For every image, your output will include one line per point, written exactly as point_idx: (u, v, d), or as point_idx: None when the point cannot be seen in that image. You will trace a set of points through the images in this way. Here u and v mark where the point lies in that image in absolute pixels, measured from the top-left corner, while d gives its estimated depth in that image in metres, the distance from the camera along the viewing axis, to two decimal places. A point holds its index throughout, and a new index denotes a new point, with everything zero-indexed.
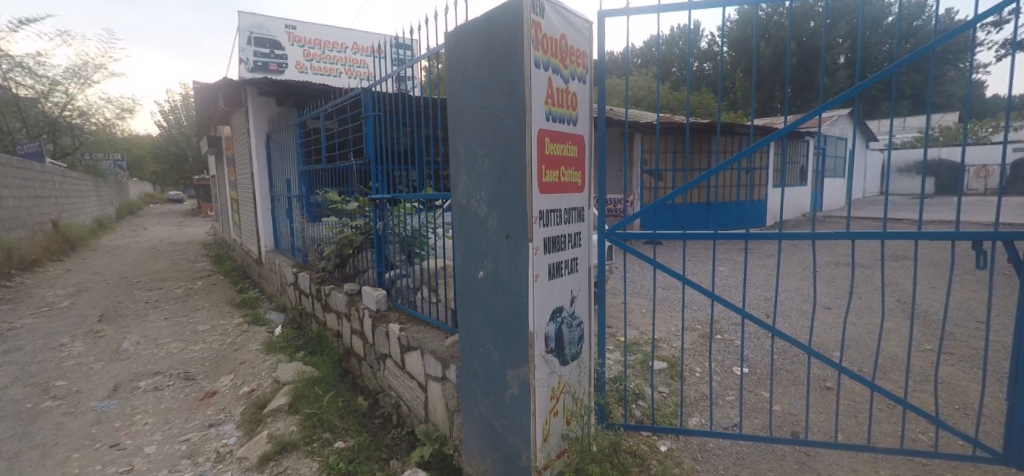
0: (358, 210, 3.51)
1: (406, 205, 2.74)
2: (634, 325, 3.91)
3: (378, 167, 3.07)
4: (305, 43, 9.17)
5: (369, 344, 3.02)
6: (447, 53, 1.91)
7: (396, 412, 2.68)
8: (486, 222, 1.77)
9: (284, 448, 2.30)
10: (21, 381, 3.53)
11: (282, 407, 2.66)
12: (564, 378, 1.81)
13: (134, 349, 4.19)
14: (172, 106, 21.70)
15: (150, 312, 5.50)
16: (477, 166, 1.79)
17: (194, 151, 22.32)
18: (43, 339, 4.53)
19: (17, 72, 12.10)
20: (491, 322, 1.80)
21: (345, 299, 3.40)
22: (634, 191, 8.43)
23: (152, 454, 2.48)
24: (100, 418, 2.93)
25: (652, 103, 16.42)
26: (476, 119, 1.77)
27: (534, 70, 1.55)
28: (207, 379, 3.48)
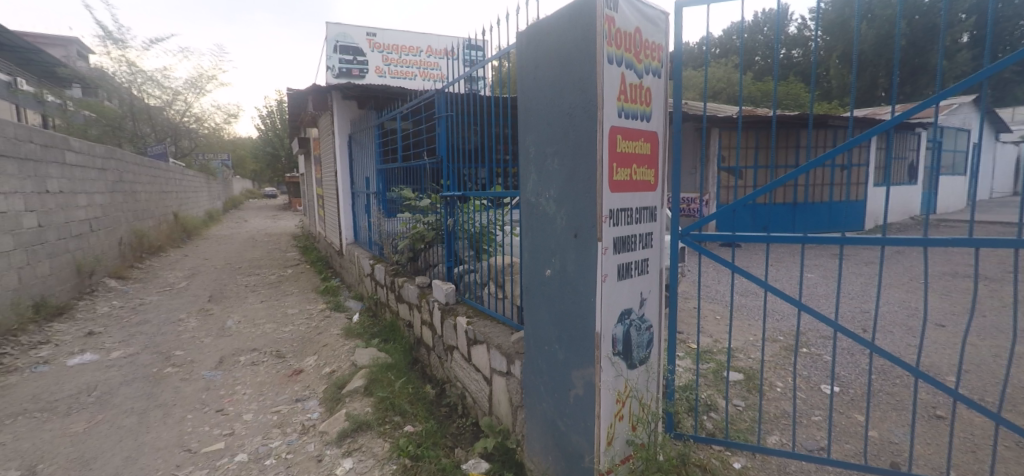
0: (429, 207, 3.65)
1: (475, 203, 2.83)
2: (707, 332, 3.72)
3: (449, 165, 3.18)
4: (384, 48, 9.69)
5: (438, 335, 3.13)
6: (517, 51, 1.93)
7: (461, 403, 2.77)
8: (554, 220, 1.77)
9: (360, 427, 2.46)
10: (148, 349, 4.09)
11: (358, 389, 2.84)
12: (630, 382, 1.76)
13: (235, 327, 4.69)
14: (270, 111, 23.92)
15: (249, 295, 6.13)
16: (547, 164, 1.79)
17: (287, 151, 24.52)
18: (165, 313, 5.21)
19: (149, 85, 14.53)
20: (557, 321, 1.79)
21: (416, 291, 3.56)
22: (710, 189, 8.02)
23: (249, 421, 2.77)
24: (208, 385, 3.32)
25: (731, 95, 15.44)
26: (546, 117, 1.77)
27: (607, 67, 1.52)
28: (295, 358, 3.81)
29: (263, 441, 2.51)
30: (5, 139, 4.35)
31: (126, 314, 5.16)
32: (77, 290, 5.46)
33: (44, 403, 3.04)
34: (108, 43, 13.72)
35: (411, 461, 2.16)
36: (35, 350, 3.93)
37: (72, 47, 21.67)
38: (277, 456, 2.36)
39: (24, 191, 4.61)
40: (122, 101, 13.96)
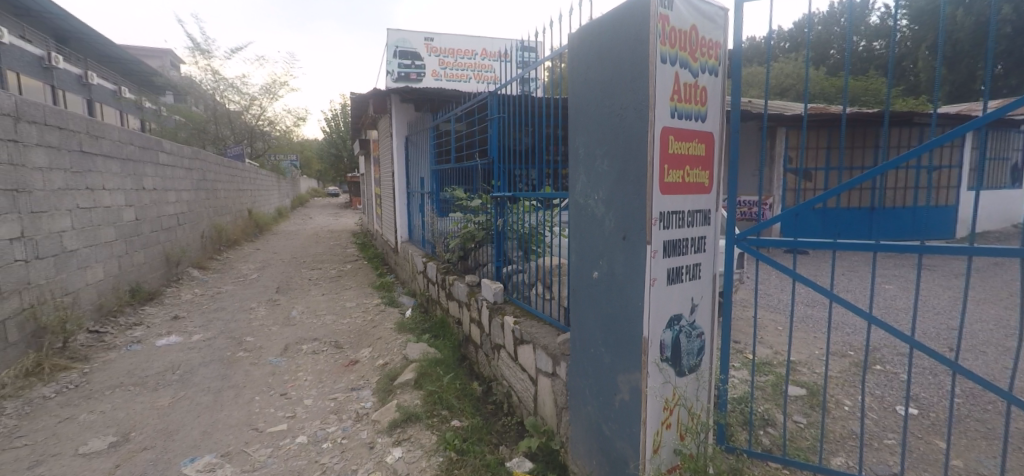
0: (480, 207, 3.72)
1: (525, 203, 2.86)
2: (765, 343, 3.53)
3: (501, 167, 3.24)
4: (441, 52, 9.95)
5: (485, 333, 3.19)
6: (569, 52, 1.93)
7: (507, 401, 2.81)
8: (603, 222, 1.75)
9: (409, 418, 2.55)
10: (223, 334, 4.46)
11: (408, 382, 2.96)
12: (679, 389, 1.71)
13: (299, 317, 5.02)
14: (334, 115, 25.30)
15: (312, 287, 6.53)
16: (596, 165, 1.78)
17: (348, 152, 25.80)
18: (239, 302, 5.67)
19: (230, 91, 15.84)
20: (604, 323, 1.77)
21: (466, 290, 3.64)
22: (774, 192, 7.59)
23: (309, 405, 2.95)
24: (274, 370, 3.57)
25: (800, 92, 14.48)
26: (596, 118, 1.76)
27: (660, 66, 1.49)
28: (351, 349, 4.01)
29: (321, 425, 2.67)
30: (111, 142, 4.90)
31: (206, 301, 5.67)
32: (166, 278, 6.07)
33: (136, 378, 3.41)
34: (196, 53, 15.11)
35: (456, 454, 2.22)
36: (131, 331, 4.41)
37: (166, 58, 24.10)
38: (333, 441, 2.50)
39: (125, 188, 5.17)
40: (206, 107, 15.34)
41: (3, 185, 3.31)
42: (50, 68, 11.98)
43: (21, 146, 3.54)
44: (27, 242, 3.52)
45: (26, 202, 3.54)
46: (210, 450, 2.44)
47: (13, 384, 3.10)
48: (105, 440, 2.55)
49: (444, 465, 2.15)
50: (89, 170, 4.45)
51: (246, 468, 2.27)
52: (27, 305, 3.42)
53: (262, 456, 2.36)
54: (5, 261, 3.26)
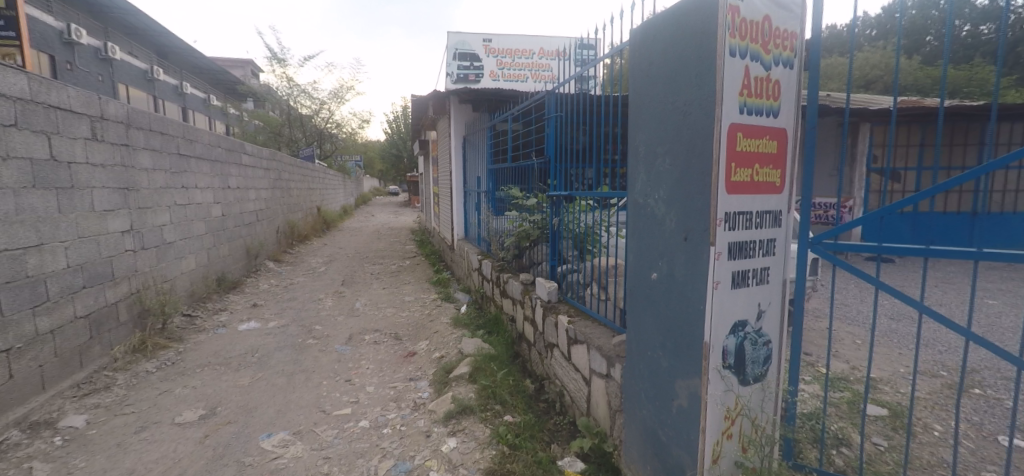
0: (536, 206, 3.74)
1: (582, 203, 2.86)
2: (841, 357, 3.27)
3: (557, 166, 3.24)
4: (499, 53, 10.08)
5: (539, 332, 3.21)
6: (630, 48, 1.90)
7: (559, 400, 2.80)
8: (663, 222, 1.70)
9: (464, 410, 2.62)
10: (295, 321, 4.80)
11: (463, 375, 3.03)
12: (742, 399, 1.63)
13: (362, 309, 5.30)
14: (396, 117, 26.40)
15: (374, 281, 6.86)
16: (657, 164, 1.74)
17: (408, 152, 26.82)
18: (308, 293, 6.08)
19: (302, 97, 16.97)
20: (662, 326, 1.72)
21: (520, 288, 3.68)
22: (855, 194, 7.00)
23: (372, 392, 3.11)
24: (340, 358, 3.79)
25: (888, 84, 13.21)
26: (658, 116, 1.72)
27: (728, 60, 1.43)
28: (410, 341, 4.17)
29: (382, 412, 2.80)
30: (203, 145, 5.41)
31: (280, 291, 6.12)
32: (246, 268, 6.63)
33: (222, 358, 3.75)
34: (274, 63, 16.36)
35: (508, 449, 2.25)
36: (217, 315, 4.86)
37: (249, 68, 26.36)
38: (392, 427, 2.62)
39: (213, 187, 5.70)
40: (282, 112, 16.58)
41: (118, 184, 3.76)
42: (154, 81, 13.55)
43: (131, 149, 3.98)
44: (135, 234, 3.97)
45: (134, 198, 3.99)
46: (284, 427, 2.64)
47: (123, 358, 3.52)
48: (196, 413, 2.83)
49: (496, 458, 2.19)
50: (185, 171, 4.96)
51: (315, 446, 2.43)
52: (135, 290, 3.88)
53: (329, 437, 2.52)
54: (118, 251, 3.71)
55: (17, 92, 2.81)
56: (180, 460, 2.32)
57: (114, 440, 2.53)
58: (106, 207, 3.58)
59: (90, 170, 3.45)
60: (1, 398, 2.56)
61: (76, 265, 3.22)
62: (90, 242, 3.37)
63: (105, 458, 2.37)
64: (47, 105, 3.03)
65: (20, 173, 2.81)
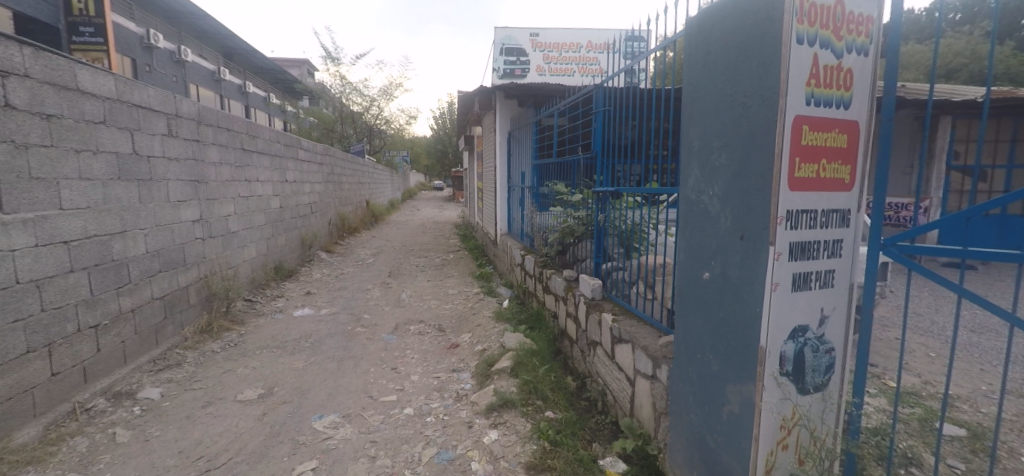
0: (581, 202, 3.70)
1: (628, 199, 2.81)
2: (912, 370, 3.03)
3: (604, 161, 3.18)
4: (546, 47, 10.02)
5: (582, 329, 3.18)
6: (686, 39, 1.83)
7: (601, 399, 2.77)
8: (717, 219, 1.64)
9: (505, 403, 2.64)
10: (345, 310, 5.01)
11: (505, 369, 3.05)
12: (800, 409, 1.54)
13: (408, 300, 5.45)
14: (442, 113, 26.91)
15: (419, 274, 7.03)
16: (712, 159, 1.66)
17: (453, 148, 27.27)
18: (358, 283, 6.33)
19: (354, 94, 17.61)
20: (714, 328, 1.66)
21: (563, 284, 3.65)
22: (933, 193, 6.44)
23: (416, 381, 3.20)
24: (386, 346, 3.92)
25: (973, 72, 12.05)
26: (714, 109, 1.65)
27: (795, 48, 1.35)
28: (453, 333, 4.25)
29: (426, 400, 2.88)
30: (264, 140, 5.73)
31: (331, 280, 6.41)
32: (301, 258, 6.98)
33: (278, 342, 3.98)
34: (329, 61, 17.07)
35: (550, 444, 2.25)
36: (274, 301, 5.16)
37: (304, 67, 27.70)
38: (436, 416, 2.68)
39: (273, 180, 6.03)
40: (335, 108, 17.30)
41: (190, 176, 4.05)
42: (220, 80, 14.49)
43: (201, 144, 4.28)
44: (204, 223, 4.27)
45: (204, 190, 4.29)
46: (334, 410, 2.76)
47: (192, 338, 3.81)
48: (256, 392, 3.02)
49: (538, 453, 2.19)
50: (248, 164, 5.26)
51: (363, 430, 2.53)
52: (203, 275, 4.18)
53: (376, 422, 2.62)
54: (190, 239, 4.01)
55: (107, 92, 3.07)
56: (241, 435, 2.48)
57: (184, 412, 2.74)
58: (179, 198, 3.87)
59: (167, 163, 3.73)
60: (91, 369, 2.83)
61: (153, 251, 3.50)
62: (165, 230, 3.65)
63: (177, 428, 2.58)
64: (131, 104, 3.31)
65: (108, 166, 3.08)
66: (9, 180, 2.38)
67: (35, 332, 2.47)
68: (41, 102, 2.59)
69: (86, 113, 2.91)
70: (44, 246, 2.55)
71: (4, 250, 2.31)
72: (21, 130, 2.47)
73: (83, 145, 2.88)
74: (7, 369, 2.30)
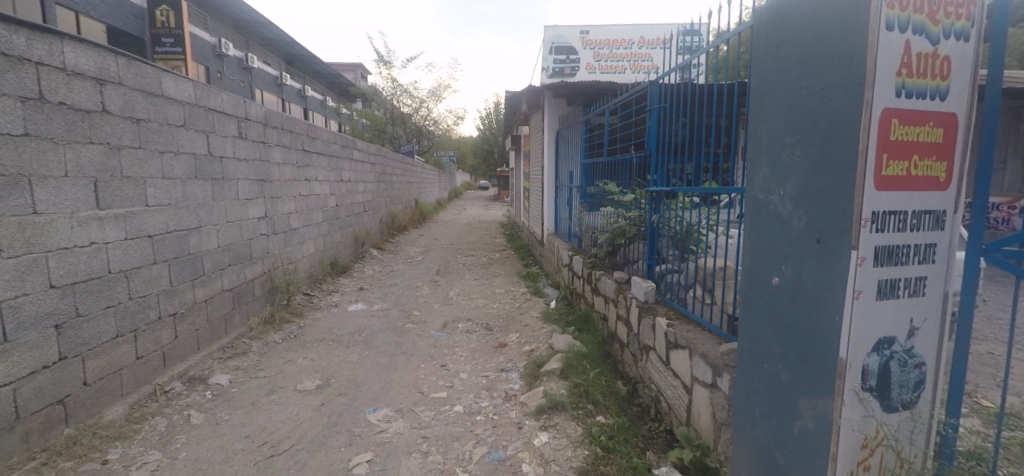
0: (633, 202, 3.59)
1: (684, 200, 2.69)
2: (1012, 390, 2.71)
3: (658, 159, 3.07)
4: (596, 45, 9.86)
5: (633, 332, 3.09)
6: (753, 29, 1.71)
7: (655, 406, 2.68)
8: (788, 221, 1.51)
9: (556, 406, 2.61)
10: (396, 305, 5.16)
11: (554, 371, 3.02)
12: (885, 428, 1.41)
13: (456, 298, 5.53)
14: (488, 113, 27.21)
15: (467, 272, 7.13)
16: (783, 156, 1.54)
17: (499, 148, 27.48)
18: (407, 280, 6.49)
19: (404, 96, 18.11)
20: (784, 337, 1.54)
21: (613, 286, 3.56)
22: None
23: (466, 378, 3.23)
24: (436, 343, 3.99)
25: None
26: (787, 103, 1.53)
27: (885, 34, 1.22)
28: (501, 332, 4.26)
29: (475, 399, 2.89)
30: (322, 142, 5.99)
31: (383, 277, 6.61)
32: (354, 255, 7.25)
33: (335, 335, 4.15)
34: (381, 65, 17.66)
35: (602, 450, 2.20)
36: (330, 296, 5.39)
37: (358, 71, 28.83)
38: (486, 415, 2.68)
39: (330, 180, 6.30)
40: (386, 110, 17.87)
41: (257, 176, 4.30)
42: (282, 85, 15.34)
43: (267, 146, 4.53)
44: (268, 220, 4.53)
45: (268, 189, 4.54)
46: (388, 404, 2.84)
47: (257, 329, 4.04)
48: (314, 382, 3.15)
49: (590, 459, 2.14)
50: (308, 165, 5.53)
51: (415, 425, 2.57)
52: (267, 269, 4.42)
53: (427, 417, 2.66)
54: (255, 235, 4.26)
55: (186, 97, 3.31)
56: (302, 423, 2.60)
57: (250, 399, 2.91)
58: (246, 197, 4.12)
59: (236, 163, 3.98)
60: (169, 354, 3.06)
61: (224, 246, 3.74)
62: (234, 226, 3.90)
63: (244, 413, 2.73)
64: (206, 108, 3.55)
65: (187, 166, 3.31)
66: (104, 179, 2.60)
67: (123, 318, 2.69)
68: (132, 108, 2.81)
69: (169, 117, 3.14)
70: (131, 239, 2.77)
71: (98, 243, 2.53)
72: (114, 134, 2.69)
73: (166, 147, 3.11)
74: (99, 351, 2.52)
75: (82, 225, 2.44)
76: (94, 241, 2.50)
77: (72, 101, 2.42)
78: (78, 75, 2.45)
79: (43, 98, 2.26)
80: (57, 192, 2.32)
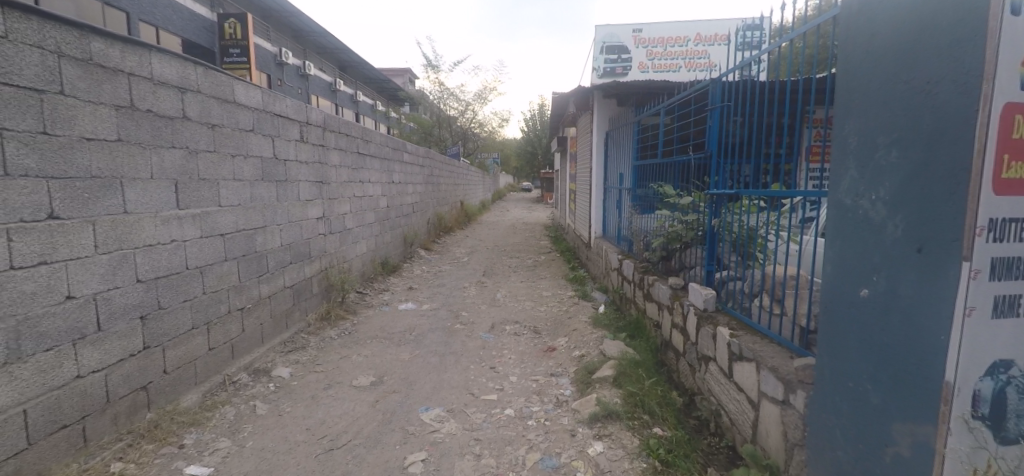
0: (690, 205, 3.45)
1: (748, 203, 2.55)
2: None
3: (719, 161, 2.93)
4: (649, 43, 9.62)
5: (691, 341, 2.96)
6: (840, 19, 1.57)
7: (714, 420, 2.55)
8: (882, 228, 1.38)
9: (610, 414, 2.54)
10: (444, 306, 5.23)
11: (607, 378, 2.94)
12: (999, 463, 1.26)
13: (503, 299, 5.54)
14: (532, 115, 27.29)
15: (512, 274, 7.13)
16: (876, 158, 1.41)
17: (543, 149, 27.46)
18: (454, 280, 6.57)
19: (451, 99, 18.45)
20: (874, 355, 1.41)
21: (668, 292, 3.43)
22: None
23: (516, 382, 3.21)
24: (485, 345, 4.00)
25: None
26: (882, 99, 1.39)
27: (1009, 20, 1.08)
28: (549, 336, 4.21)
29: (526, 403, 2.86)
30: (375, 145, 6.19)
31: (431, 277, 6.73)
32: (403, 255, 7.43)
33: (386, 333, 4.25)
34: (429, 69, 18.08)
35: (661, 464, 2.12)
36: (381, 294, 5.54)
37: (406, 76, 29.71)
38: (537, 420, 2.65)
39: (382, 181, 6.49)
40: (434, 114, 18.28)
41: (316, 178, 4.49)
42: (336, 91, 16.03)
43: (325, 149, 4.72)
44: (326, 220, 4.71)
45: (326, 191, 4.73)
46: (439, 403, 2.86)
47: (314, 324, 4.21)
48: (368, 379, 3.24)
49: (648, 472, 2.07)
50: (362, 167, 5.72)
51: (467, 426, 2.58)
52: (324, 268, 4.60)
53: (479, 419, 2.66)
54: (314, 234, 4.44)
55: (255, 103, 3.50)
56: (358, 419, 2.67)
57: (309, 392, 3.03)
58: (307, 198, 4.30)
59: (298, 166, 4.16)
60: (237, 346, 3.24)
61: (286, 244, 3.92)
62: (295, 226, 4.07)
63: (305, 406, 2.84)
64: (273, 113, 3.74)
65: (255, 169, 3.50)
66: (184, 181, 2.78)
67: (198, 311, 2.87)
68: (208, 114, 3.00)
69: (239, 122, 3.33)
70: (206, 238, 2.96)
71: (178, 240, 2.71)
72: (192, 138, 2.87)
73: (237, 151, 3.30)
74: (177, 342, 2.69)
75: (164, 224, 2.62)
76: (174, 239, 2.68)
77: (158, 108, 2.60)
78: (163, 84, 2.63)
79: (133, 106, 2.44)
80: (143, 193, 2.49)
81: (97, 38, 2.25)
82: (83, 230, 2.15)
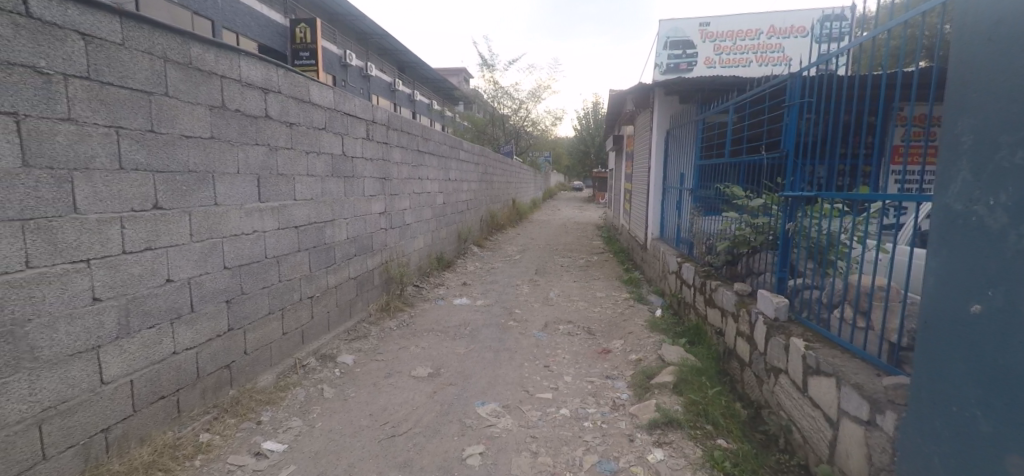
0: (761, 208, 3.25)
1: (829, 206, 2.37)
2: None
3: (796, 161, 2.73)
4: (717, 37, 9.19)
5: (758, 351, 2.80)
6: (955, 5, 1.42)
7: (784, 436, 2.40)
8: (1001, 237, 1.24)
9: (670, 422, 2.46)
10: (498, 302, 5.29)
11: (667, 384, 2.85)
12: None
13: (556, 299, 5.52)
14: (585, 114, 26.99)
15: (565, 273, 7.09)
16: (998, 160, 1.26)
17: (596, 148, 27.06)
18: (507, 278, 6.63)
19: (505, 98, 18.59)
20: (986, 378, 1.27)
21: (734, 298, 3.27)
22: None
23: (571, 382, 3.19)
24: (538, 343, 4.00)
25: None
26: (1008, 92, 1.24)
27: None
28: (603, 337, 4.15)
29: (581, 404, 2.83)
30: (434, 143, 6.34)
31: (484, 273, 6.83)
32: (457, 251, 7.58)
33: (442, 326, 4.36)
34: (485, 68, 18.31)
35: None
36: (437, 289, 5.69)
37: (460, 76, 30.28)
38: (594, 422, 2.62)
39: (439, 178, 6.65)
40: (488, 112, 18.50)
41: (379, 175, 4.67)
42: (395, 91, 16.60)
43: (388, 147, 4.89)
44: (387, 215, 4.90)
45: (388, 187, 4.91)
46: (495, 399, 2.89)
47: (375, 315, 4.39)
48: (426, 370, 3.33)
49: None
50: (421, 164, 5.89)
51: (523, 423, 2.59)
52: (384, 261, 4.78)
53: (534, 417, 2.66)
54: (376, 229, 4.62)
55: (328, 102, 3.69)
56: (417, 408, 2.75)
57: (372, 380, 3.16)
58: (371, 194, 4.48)
59: (364, 163, 4.34)
60: (307, 332, 3.44)
61: (351, 237, 4.11)
62: (360, 220, 4.26)
63: (368, 392, 2.97)
64: (343, 113, 3.92)
65: (326, 166, 3.69)
66: (265, 176, 2.99)
67: (274, 298, 3.07)
68: (287, 114, 3.20)
69: (314, 121, 3.52)
70: (283, 230, 3.16)
71: (259, 231, 2.92)
72: (273, 136, 3.08)
73: (311, 148, 3.50)
74: (256, 325, 2.90)
75: (248, 216, 2.83)
76: (256, 230, 2.89)
77: (245, 108, 2.80)
78: (249, 85, 2.84)
79: (225, 106, 2.65)
80: (231, 186, 2.70)
81: (197, 44, 2.46)
82: (181, 219, 2.36)
